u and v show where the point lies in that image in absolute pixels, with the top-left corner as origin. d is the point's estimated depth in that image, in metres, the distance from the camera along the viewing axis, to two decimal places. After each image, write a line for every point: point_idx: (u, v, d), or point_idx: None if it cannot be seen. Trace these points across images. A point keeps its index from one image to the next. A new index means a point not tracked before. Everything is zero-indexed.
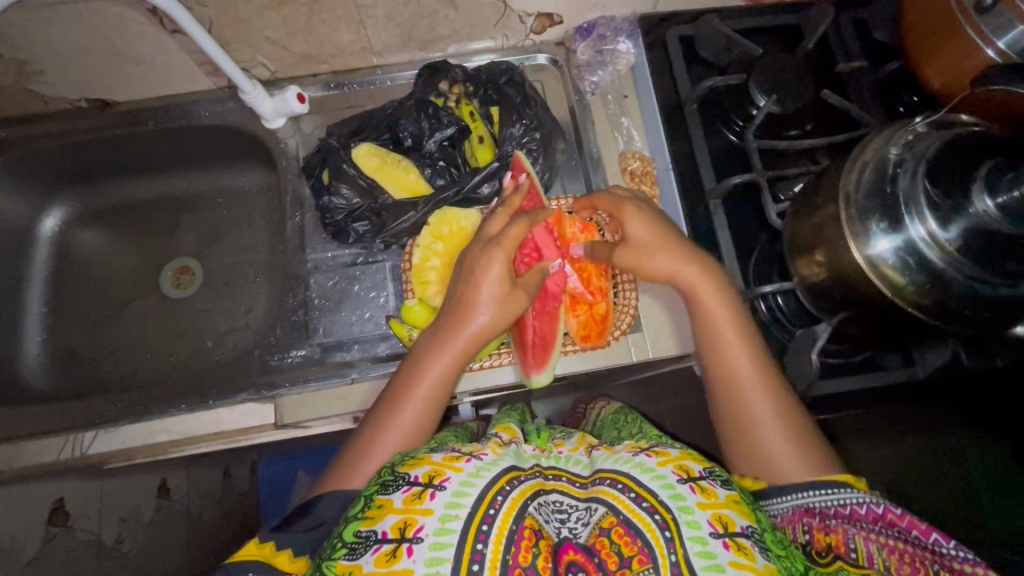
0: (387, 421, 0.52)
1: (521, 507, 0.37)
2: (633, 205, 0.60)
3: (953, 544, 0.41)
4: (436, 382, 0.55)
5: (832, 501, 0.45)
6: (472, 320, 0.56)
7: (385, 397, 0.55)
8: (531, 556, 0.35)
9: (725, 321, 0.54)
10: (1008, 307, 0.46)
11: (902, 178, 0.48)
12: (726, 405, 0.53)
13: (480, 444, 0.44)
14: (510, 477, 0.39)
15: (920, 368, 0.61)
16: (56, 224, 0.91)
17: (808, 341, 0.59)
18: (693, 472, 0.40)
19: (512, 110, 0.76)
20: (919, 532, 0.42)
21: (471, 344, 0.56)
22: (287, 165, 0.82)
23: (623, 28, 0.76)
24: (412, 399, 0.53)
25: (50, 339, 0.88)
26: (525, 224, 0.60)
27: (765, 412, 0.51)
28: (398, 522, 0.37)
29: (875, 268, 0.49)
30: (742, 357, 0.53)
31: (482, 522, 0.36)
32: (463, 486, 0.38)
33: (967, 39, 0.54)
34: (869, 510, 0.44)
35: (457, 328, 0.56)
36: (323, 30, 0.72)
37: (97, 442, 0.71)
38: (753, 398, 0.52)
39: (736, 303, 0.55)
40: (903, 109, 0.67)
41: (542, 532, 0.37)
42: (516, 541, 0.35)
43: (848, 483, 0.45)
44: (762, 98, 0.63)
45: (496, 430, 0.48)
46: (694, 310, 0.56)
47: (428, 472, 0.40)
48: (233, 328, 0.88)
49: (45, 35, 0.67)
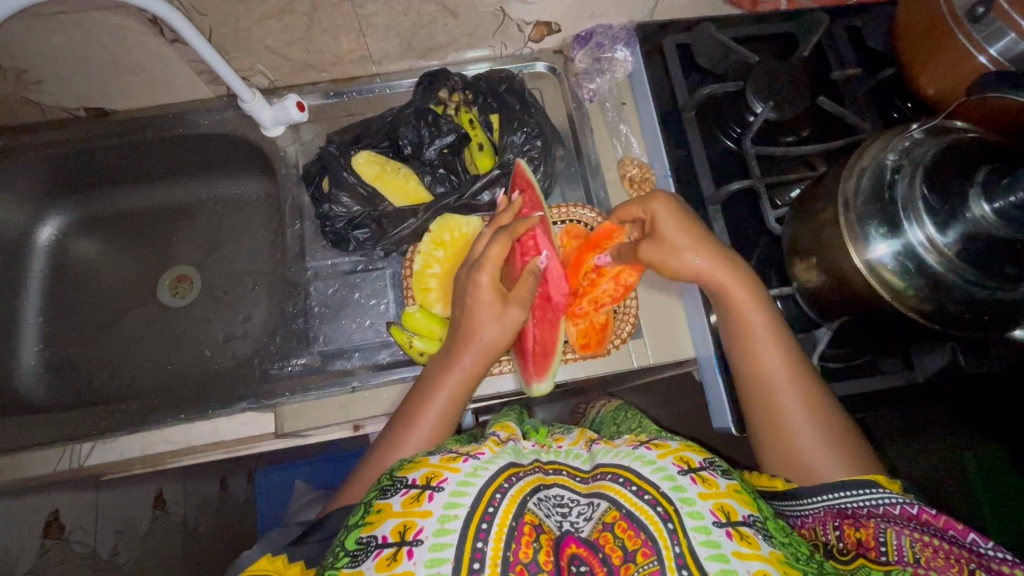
0: (399, 441, 0.54)
1: (521, 503, 0.37)
2: (663, 198, 0.58)
3: (992, 544, 0.39)
4: (449, 397, 0.56)
5: (865, 502, 0.44)
6: (475, 336, 0.57)
7: (402, 412, 0.57)
8: (532, 552, 0.35)
9: (760, 322, 0.55)
10: (1010, 308, 0.46)
11: (900, 183, 0.49)
12: (756, 402, 0.54)
13: (478, 443, 0.44)
14: (509, 474, 0.39)
15: (919, 371, 0.61)
16: (53, 233, 0.90)
17: (809, 345, 0.62)
18: (693, 463, 0.40)
19: (512, 118, 0.76)
20: (954, 531, 0.40)
21: (485, 357, 0.58)
22: (286, 173, 0.83)
23: (621, 36, 0.77)
24: (422, 416, 0.55)
25: (46, 348, 0.88)
26: (505, 239, 0.59)
27: (799, 416, 0.51)
28: (398, 526, 0.37)
29: (874, 272, 0.49)
30: (775, 358, 0.54)
31: (482, 521, 0.36)
32: (462, 485, 0.38)
33: (960, 47, 0.55)
34: (902, 509, 0.42)
35: (467, 343, 0.57)
36: (323, 39, 0.72)
37: (95, 453, 0.69)
38: (785, 398, 0.52)
39: (768, 304, 0.56)
40: (897, 115, 0.68)
41: (543, 526, 0.37)
42: (516, 538, 0.35)
43: (878, 484, 0.44)
44: (760, 104, 0.64)
45: (494, 429, 0.48)
46: (727, 312, 0.56)
47: (426, 474, 0.40)
48: (231, 337, 0.87)
49: (44, 44, 0.67)
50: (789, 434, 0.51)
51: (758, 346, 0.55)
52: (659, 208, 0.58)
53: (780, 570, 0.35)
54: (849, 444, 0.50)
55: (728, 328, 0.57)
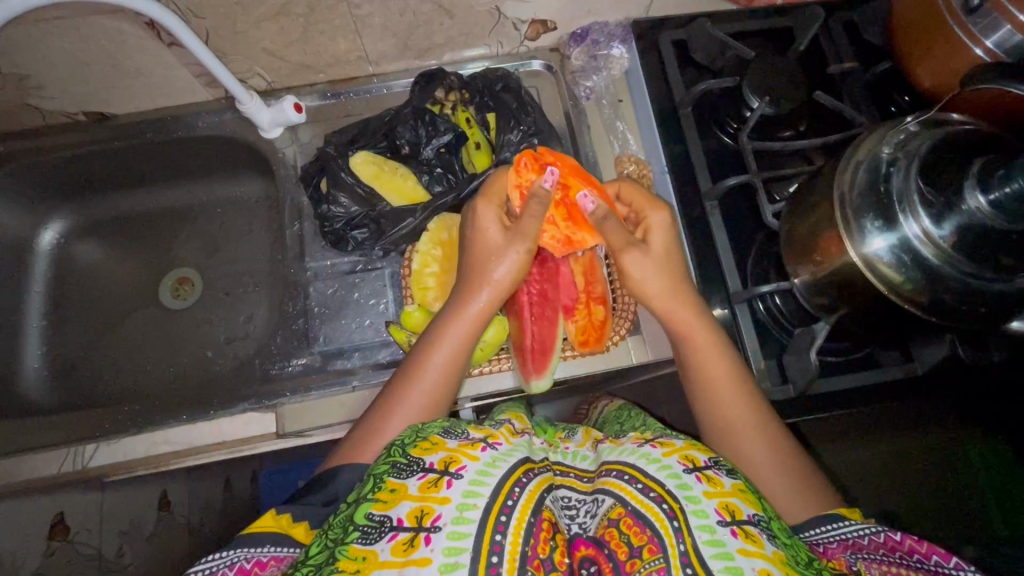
0: (399, 398, 0.53)
1: (539, 499, 0.38)
2: (660, 210, 0.64)
3: (954, 563, 0.40)
4: (455, 350, 0.57)
5: (835, 535, 0.44)
6: (486, 275, 0.61)
7: (407, 364, 0.57)
8: (549, 549, 0.36)
9: (702, 334, 0.58)
10: (1005, 302, 0.46)
11: (896, 176, 0.49)
12: (703, 406, 0.56)
13: (492, 429, 0.44)
14: (526, 469, 0.40)
15: (920, 364, 0.62)
16: (56, 237, 0.91)
17: (806, 340, 0.59)
18: (698, 462, 0.40)
19: (509, 116, 0.77)
20: (921, 556, 0.41)
21: (495, 301, 0.61)
22: (285, 174, 0.83)
23: (617, 33, 0.77)
24: (428, 368, 0.55)
25: (49, 351, 0.88)
26: (500, 175, 0.66)
27: (748, 423, 0.53)
28: (414, 510, 0.37)
29: (871, 265, 0.49)
30: (727, 373, 0.56)
31: (501, 513, 0.37)
32: (481, 474, 0.38)
33: (955, 39, 0.55)
34: (870, 539, 0.43)
35: (477, 281, 0.61)
36: (320, 40, 0.72)
37: (98, 454, 0.73)
38: (732, 399, 0.54)
39: (715, 327, 0.59)
40: (895, 109, 0.68)
41: (558, 525, 0.39)
42: (535, 533, 0.36)
43: (845, 516, 0.45)
44: (756, 100, 0.64)
45: (509, 418, 0.49)
46: (674, 326, 0.60)
47: (444, 459, 0.40)
48: (233, 337, 0.88)
49: (44, 49, 0.68)
50: (738, 434, 0.52)
51: (705, 353, 0.57)
52: (655, 218, 0.64)
53: (782, 570, 0.35)
54: (798, 465, 0.50)
55: (678, 343, 0.60)
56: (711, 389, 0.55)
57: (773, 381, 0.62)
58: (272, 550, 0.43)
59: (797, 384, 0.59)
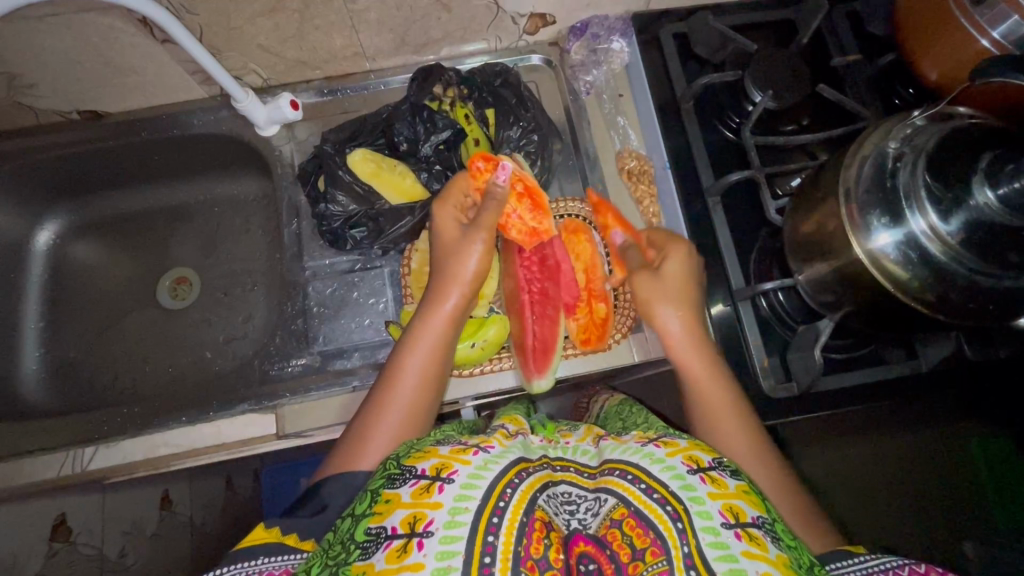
0: (382, 397, 0.53)
1: (532, 499, 0.37)
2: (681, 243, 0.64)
3: None
4: (431, 348, 0.57)
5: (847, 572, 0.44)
6: (461, 275, 0.61)
7: (387, 366, 0.56)
8: (543, 548, 0.35)
9: (698, 364, 0.58)
10: (1013, 297, 0.46)
11: (902, 171, 0.48)
12: (699, 427, 0.56)
13: (485, 434, 0.44)
14: (519, 469, 0.39)
15: (923, 361, 0.60)
16: (51, 237, 0.90)
17: (810, 337, 0.57)
18: (702, 463, 0.40)
19: (508, 112, 0.76)
20: None
21: (464, 298, 0.60)
22: (281, 172, 0.82)
23: (617, 27, 0.75)
24: (407, 365, 0.55)
25: (47, 353, 0.88)
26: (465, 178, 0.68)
27: (743, 444, 0.53)
28: (407, 517, 0.36)
29: (876, 261, 0.48)
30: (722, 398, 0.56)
31: (493, 514, 0.36)
32: (472, 478, 0.38)
33: (961, 31, 0.54)
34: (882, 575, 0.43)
35: (454, 281, 0.61)
36: (315, 36, 0.71)
37: (97, 456, 0.70)
38: (726, 422, 0.54)
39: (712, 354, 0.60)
40: (898, 101, 0.67)
41: (552, 523, 0.37)
42: (527, 533, 0.35)
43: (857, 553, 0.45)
44: (758, 94, 0.63)
45: (503, 422, 0.49)
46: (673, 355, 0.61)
47: (436, 465, 0.39)
48: (232, 338, 0.87)
49: (35, 46, 0.67)
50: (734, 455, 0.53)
51: (705, 383, 0.57)
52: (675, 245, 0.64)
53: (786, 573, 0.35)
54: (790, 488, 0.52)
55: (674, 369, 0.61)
56: (708, 413, 0.56)
57: (776, 379, 0.61)
58: (264, 565, 0.43)
59: (801, 382, 0.58)
